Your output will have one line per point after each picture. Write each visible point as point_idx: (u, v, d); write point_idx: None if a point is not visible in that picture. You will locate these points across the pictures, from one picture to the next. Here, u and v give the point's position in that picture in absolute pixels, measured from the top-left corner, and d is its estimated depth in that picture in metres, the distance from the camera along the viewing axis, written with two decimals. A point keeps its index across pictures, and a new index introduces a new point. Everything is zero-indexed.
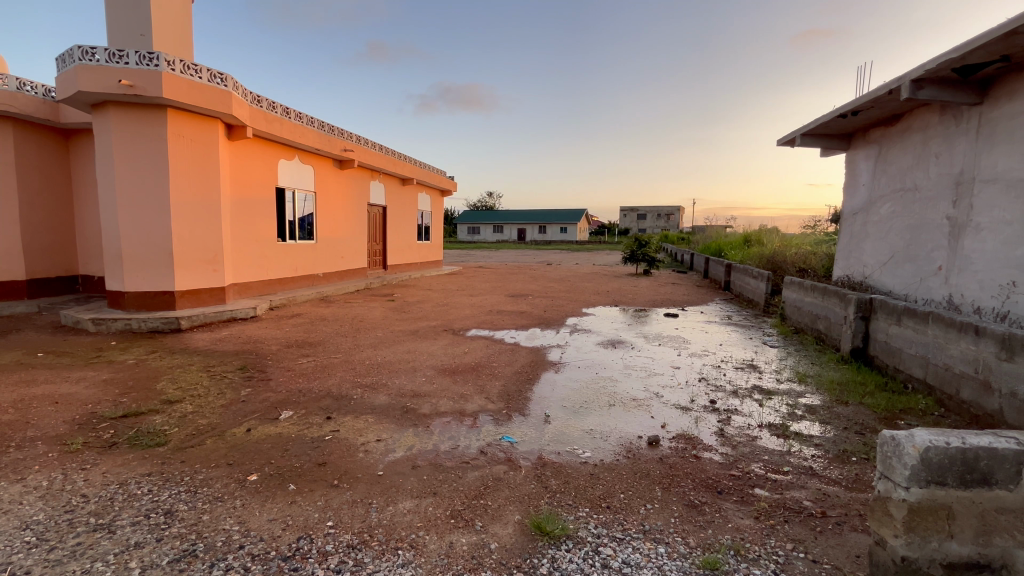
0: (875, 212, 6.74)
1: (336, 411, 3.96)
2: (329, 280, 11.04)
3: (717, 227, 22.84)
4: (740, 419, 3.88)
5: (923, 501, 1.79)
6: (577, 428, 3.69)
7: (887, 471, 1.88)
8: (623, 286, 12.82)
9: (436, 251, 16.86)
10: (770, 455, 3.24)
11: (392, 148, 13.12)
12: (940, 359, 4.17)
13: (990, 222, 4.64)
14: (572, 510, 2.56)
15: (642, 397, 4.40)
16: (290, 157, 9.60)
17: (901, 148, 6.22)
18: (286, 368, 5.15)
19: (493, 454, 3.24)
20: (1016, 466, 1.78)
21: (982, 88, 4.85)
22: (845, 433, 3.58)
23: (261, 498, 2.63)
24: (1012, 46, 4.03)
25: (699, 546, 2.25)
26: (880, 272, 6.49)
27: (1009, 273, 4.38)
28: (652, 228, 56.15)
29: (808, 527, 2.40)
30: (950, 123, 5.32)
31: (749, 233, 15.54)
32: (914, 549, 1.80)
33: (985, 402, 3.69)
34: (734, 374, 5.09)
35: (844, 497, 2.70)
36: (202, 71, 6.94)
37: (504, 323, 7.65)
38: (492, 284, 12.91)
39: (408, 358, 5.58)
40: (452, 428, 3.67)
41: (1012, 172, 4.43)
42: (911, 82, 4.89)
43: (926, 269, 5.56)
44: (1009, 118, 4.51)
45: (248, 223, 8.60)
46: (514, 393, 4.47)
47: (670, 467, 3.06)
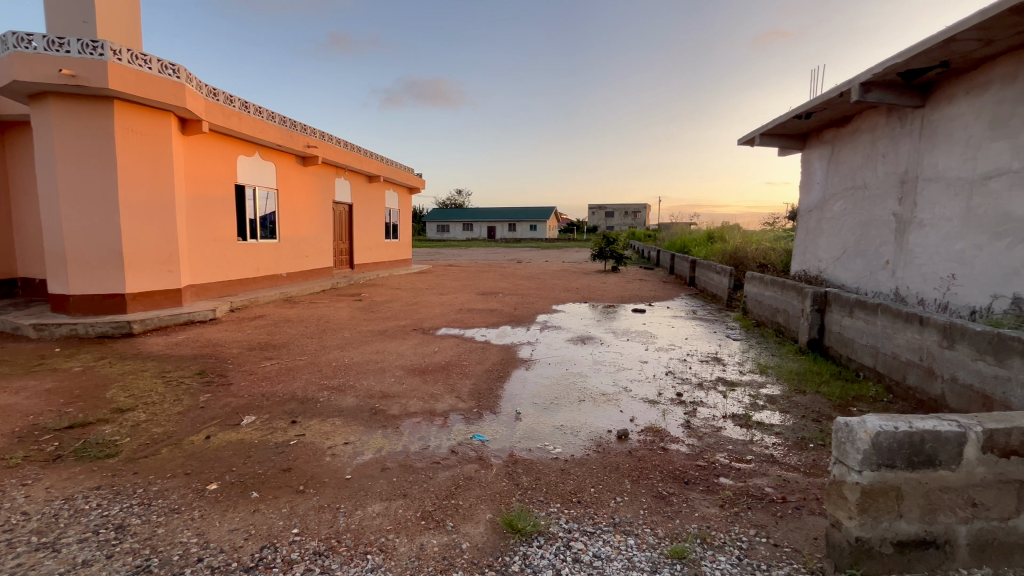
0: (829, 210, 7.05)
1: (302, 414, 3.84)
2: (292, 280, 10.71)
3: (683, 224, 23.25)
4: (706, 410, 3.99)
5: (874, 483, 1.88)
6: (547, 424, 3.71)
7: (842, 456, 1.96)
8: (591, 282, 13.01)
9: (404, 250, 16.63)
10: (734, 445, 3.35)
11: (357, 145, 12.83)
12: (889, 347, 4.39)
13: (932, 218, 4.93)
14: (543, 506, 2.57)
15: (611, 391, 4.47)
16: (249, 153, 9.24)
17: (853, 148, 6.51)
18: (248, 371, 4.96)
19: (464, 453, 3.22)
20: (956, 447, 1.88)
21: (924, 91, 5.13)
22: (803, 421, 3.73)
23: (222, 508, 2.53)
24: (952, 52, 4.27)
25: (668, 536, 2.30)
26: (833, 266, 6.81)
27: (950, 266, 4.67)
28: (619, 225, 57.12)
29: (769, 512, 2.49)
30: (896, 124, 5.61)
31: (713, 230, 15.94)
32: (866, 530, 1.88)
33: (929, 387, 3.91)
34: (699, 367, 5.23)
35: (803, 482, 2.81)
36: (152, 61, 6.57)
37: (475, 322, 7.60)
38: (461, 283, 12.85)
39: (377, 359, 5.47)
40: (422, 428, 3.62)
41: (951, 172, 4.72)
42: (859, 86, 5.13)
43: (875, 262, 5.86)
44: (949, 120, 4.79)
45: (206, 222, 8.26)
46: (484, 391, 4.44)
47: (639, 460, 3.11)
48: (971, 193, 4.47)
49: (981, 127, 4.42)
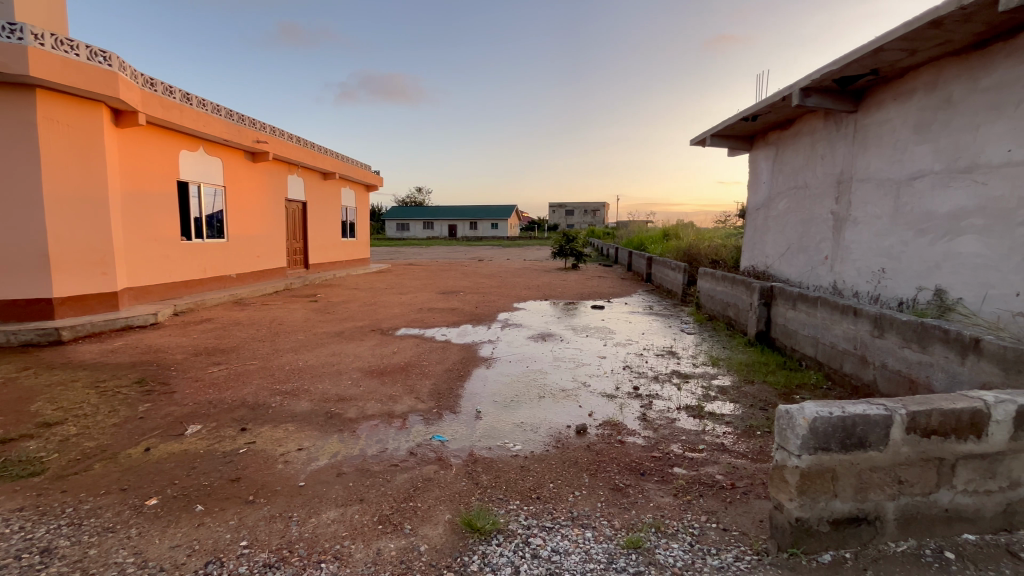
0: (774, 208, 7.41)
1: (252, 421, 3.68)
2: (242, 280, 10.23)
3: (639, 222, 23.83)
4: (661, 403, 4.11)
5: (811, 466, 1.99)
6: (508, 422, 3.72)
7: (783, 442, 2.06)
8: (552, 280, 13.14)
9: (362, 249, 16.23)
10: (687, 435, 3.47)
11: (311, 141, 12.40)
12: (828, 337, 4.67)
13: (865, 216, 5.27)
14: (502, 504, 2.57)
15: (570, 387, 4.53)
16: (193, 148, 8.75)
17: (795, 149, 6.87)
18: (194, 378, 4.71)
19: (423, 455, 3.18)
20: (884, 429, 2.01)
21: (857, 97, 5.48)
22: (751, 410, 3.92)
23: (162, 524, 2.38)
24: (881, 61, 4.58)
25: (624, 527, 2.35)
26: (779, 262, 7.16)
27: (881, 260, 5.02)
28: (579, 223, 57.97)
29: (719, 499, 2.59)
30: (832, 128, 5.96)
31: (668, 228, 16.43)
32: (805, 510, 1.99)
33: (862, 374, 4.18)
34: (655, 360, 5.38)
35: (750, 469, 2.95)
36: (80, 47, 6.10)
37: (435, 321, 7.50)
38: (421, 282, 12.68)
39: (333, 362, 5.30)
40: (380, 431, 3.55)
41: (881, 173, 5.06)
42: (800, 91, 5.42)
43: (815, 258, 6.22)
44: (879, 125, 5.14)
45: (145, 221, 7.77)
46: (445, 391, 4.40)
47: (597, 454, 3.17)
48: (898, 193, 4.81)
49: (906, 131, 4.76)
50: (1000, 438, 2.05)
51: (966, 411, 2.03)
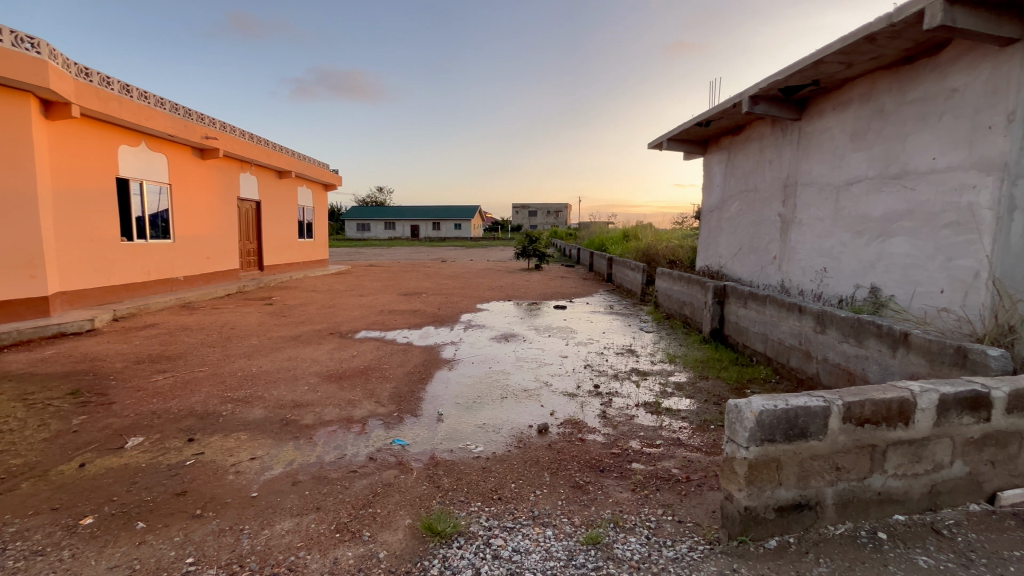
0: (726, 210, 7.72)
1: (201, 431, 3.51)
2: (190, 283, 9.73)
3: (600, 223, 24.28)
4: (620, 400, 4.21)
5: (758, 457, 2.08)
6: (470, 424, 3.71)
7: (733, 435, 2.15)
8: (515, 281, 13.19)
9: (320, 250, 15.78)
10: (645, 431, 3.56)
11: (264, 138, 11.94)
12: (776, 334, 4.91)
13: (809, 219, 5.57)
14: (464, 506, 2.56)
15: (533, 387, 4.56)
16: (134, 143, 8.26)
17: (745, 154, 7.18)
18: (136, 387, 4.44)
19: (383, 460, 3.12)
20: (823, 419, 2.13)
21: (800, 106, 5.79)
22: (705, 405, 4.07)
23: (98, 544, 2.23)
24: (821, 72, 4.86)
25: (583, 523, 2.39)
26: (731, 262, 7.47)
27: (823, 260, 5.32)
28: (542, 224, 58.47)
29: (675, 492, 2.68)
30: (779, 134, 6.27)
31: (628, 229, 16.82)
32: (752, 499, 2.09)
33: (807, 367, 4.42)
34: (615, 359, 5.50)
35: (704, 461, 3.06)
36: (4, 32, 5.64)
37: (396, 324, 7.38)
38: (382, 283, 12.44)
39: (289, 367, 5.13)
40: (338, 437, 3.46)
41: (823, 177, 5.37)
42: (749, 98, 5.67)
43: (764, 258, 6.52)
44: (820, 132, 5.45)
45: (80, 220, 7.27)
46: (406, 394, 4.33)
47: (558, 452, 3.21)
48: (838, 197, 5.12)
49: (844, 139, 5.07)
50: (926, 425, 2.22)
51: (895, 401, 2.19)
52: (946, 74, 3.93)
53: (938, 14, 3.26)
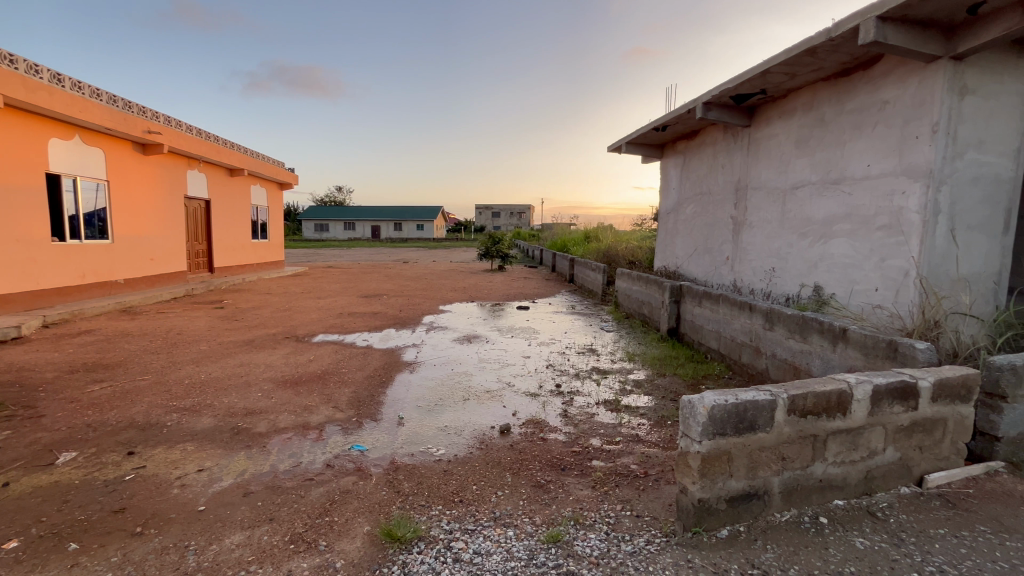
0: (683, 212, 7.98)
1: (143, 444, 3.30)
2: (132, 286, 9.16)
3: (563, 224, 24.58)
4: (581, 399, 4.27)
5: (710, 450, 2.16)
6: (431, 427, 3.66)
7: (686, 429, 2.22)
8: (478, 282, 13.16)
9: (276, 251, 15.21)
10: (605, 428, 3.63)
11: (214, 134, 11.40)
12: (728, 331, 5.11)
13: (758, 220, 5.84)
14: (424, 511, 2.53)
15: (495, 388, 4.56)
16: (67, 136, 7.69)
17: (699, 158, 7.45)
18: (69, 398, 4.13)
19: (341, 466, 3.04)
20: (769, 412, 2.23)
21: (750, 113, 6.06)
22: (663, 401, 4.19)
23: (23, 570, 2.06)
24: (768, 82, 5.10)
25: (544, 522, 2.41)
26: (687, 262, 7.72)
27: (771, 261, 5.59)
28: (505, 224, 58.61)
29: (634, 487, 2.74)
30: (731, 140, 6.54)
31: (589, 230, 17.10)
32: (705, 491, 2.17)
33: (756, 363, 4.63)
34: (576, 358, 5.57)
35: (661, 456, 3.15)
36: None
37: (356, 326, 7.21)
38: (341, 285, 12.11)
39: (241, 373, 4.91)
40: (293, 444, 3.34)
41: (771, 181, 5.63)
42: (702, 104, 5.88)
43: (718, 258, 6.78)
44: (768, 139, 5.72)
45: (5, 219, 6.71)
46: (365, 399, 4.24)
47: (520, 452, 3.22)
48: (784, 201, 5.39)
49: (789, 146, 5.35)
50: (861, 414, 2.36)
51: (834, 393, 2.32)
52: (878, 86, 4.21)
53: (872, 30, 3.49)
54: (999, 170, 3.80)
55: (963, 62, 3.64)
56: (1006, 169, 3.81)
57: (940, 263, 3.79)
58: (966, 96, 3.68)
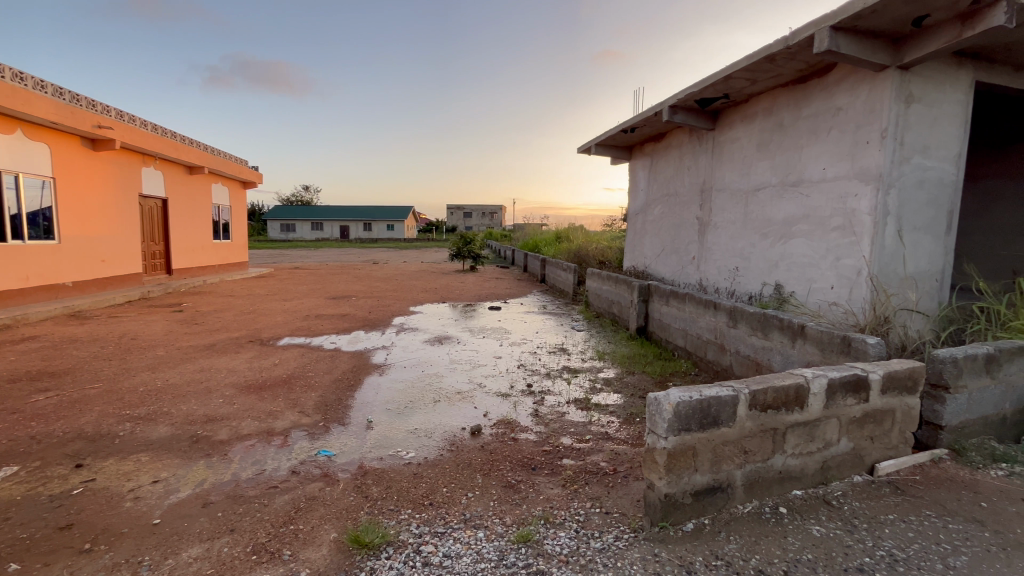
0: (650, 213, 8.13)
1: (93, 455, 3.13)
2: (81, 289, 8.68)
3: (534, 224, 24.69)
4: (552, 398, 4.30)
5: (676, 446, 2.21)
6: (401, 430, 3.61)
7: (653, 426, 2.26)
8: (450, 282, 13.07)
9: (239, 252, 14.71)
10: (575, 427, 3.66)
11: (171, 130, 10.92)
12: (694, 329, 5.24)
13: (722, 221, 6.01)
14: (393, 515, 2.49)
15: (466, 389, 4.54)
16: (7, 130, 7.23)
17: (666, 160, 7.61)
18: (10, 409, 3.87)
19: (307, 472, 2.96)
20: (732, 407, 2.30)
21: (714, 117, 6.23)
22: (631, 398, 4.26)
23: None
24: (731, 87, 5.26)
25: (515, 522, 2.41)
26: (655, 262, 7.88)
27: (735, 260, 5.76)
28: (477, 225, 58.44)
29: (603, 484, 2.78)
30: (696, 142, 6.71)
31: (560, 231, 17.25)
32: (671, 486, 2.21)
33: (721, 360, 4.76)
34: (547, 358, 5.60)
35: (630, 453, 3.20)
36: None
37: (323, 329, 7.04)
38: (308, 287, 11.82)
39: (201, 379, 4.72)
40: (257, 451, 3.23)
41: (734, 183, 5.81)
42: (669, 107, 6.01)
43: (684, 258, 6.95)
44: (731, 142, 5.90)
45: None
46: (333, 403, 4.14)
47: (490, 453, 3.22)
48: (746, 202, 5.57)
49: (751, 149, 5.53)
50: (817, 407, 2.46)
51: (792, 387, 2.41)
52: (833, 93, 4.40)
53: (826, 39, 3.64)
54: (942, 174, 4.03)
55: (909, 72, 3.84)
56: (948, 173, 4.05)
57: (890, 262, 3.99)
58: (912, 104, 3.89)
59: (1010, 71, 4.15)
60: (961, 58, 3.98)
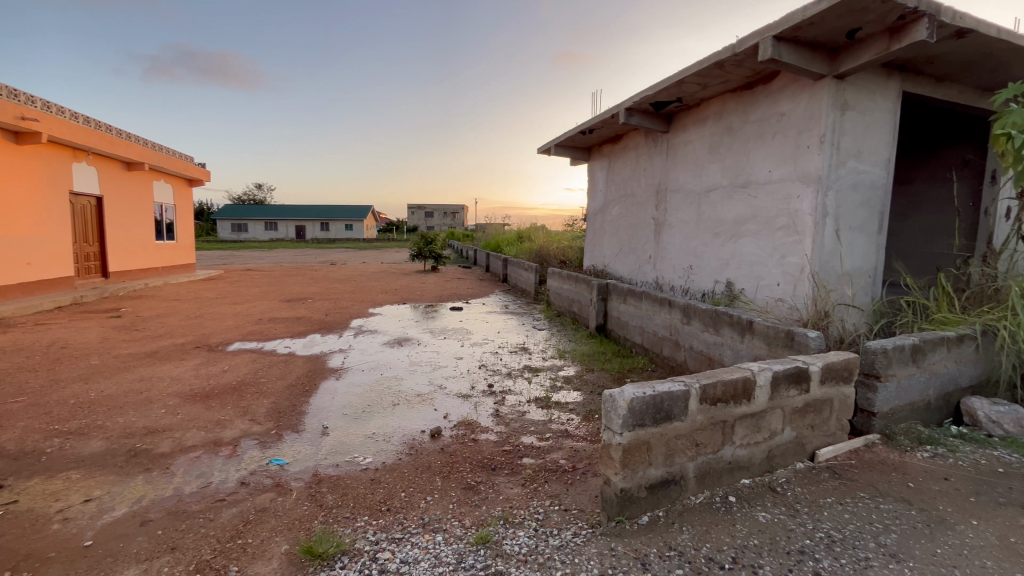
0: (609, 213, 8.29)
1: (15, 475, 2.88)
2: (3, 294, 7.99)
3: (496, 224, 24.70)
4: (513, 397, 4.31)
5: (630, 441, 2.26)
6: (358, 434, 3.53)
7: (609, 423, 2.30)
8: (410, 283, 12.87)
9: (185, 253, 13.95)
10: (536, 426, 3.68)
11: (106, 124, 10.22)
12: (651, 326, 5.38)
13: (677, 221, 6.20)
14: (349, 523, 2.42)
15: (426, 391, 4.48)
16: None
17: (623, 162, 7.78)
18: None
19: (257, 483, 2.84)
20: (684, 401, 2.37)
21: (668, 120, 6.41)
22: (590, 395, 4.33)
23: None
24: (683, 91, 5.43)
25: (474, 524, 2.39)
26: (614, 261, 8.05)
27: (688, 259, 5.96)
28: (438, 225, 57.80)
29: (562, 482, 2.81)
30: (651, 145, 6.89)
31: (522, 231, 17.32)
32: (626, 481, 2.26)
33: (676, 355, 4.91)
34: (508, 357, 5.61)
35: (589, 449, 3.25)
36: None
37: (277, 333, 6.77)
38: (261, 289, 11.34)
39: (140, 389, 4.43)
40: (202, 463, 3.07)
41: (687, 184, 6.00)
42: (625, 110, 6.14)
43: (642, 257, 7.12)
44: (684, 144, 6.09)
45: None
46: (286, 409, 3.99)
47: (450, 455, 3.19)
48: (699, 203, 5.78)
49: (703, 152, 5.73)
50: (763, 399, 2.58)
51: (740, 380, 2.51)
52: (776, 100, 4.62)
53: (769, 48, 3.81)
54: (873, 177, 4.31)
55: (844, 81, 4.09)
56: (879, 177, 4.33)
57: (829, 260, 4.23)
58: (847, 111, 4.13)
59: (932, 82, 4.48)
60: (889, 69, 4.26)
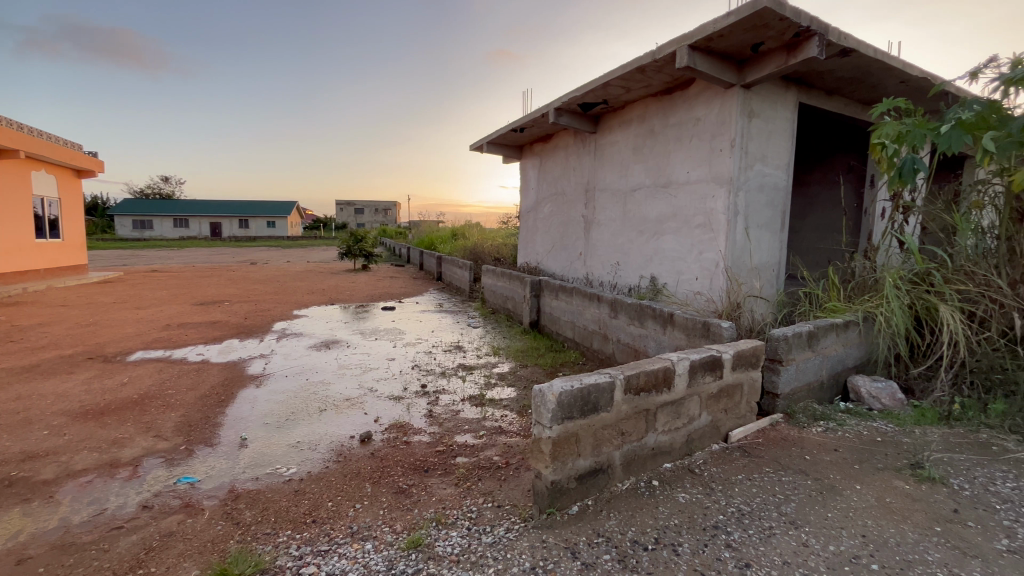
0: (541, 211, 8.43)
1: None
2: None
3: (429, 222, 24.31)
4: (446, 397, 4.26)
5: (560, 434, 2.31)
6: (281, 444, 3.32)
7: (539, 417, 2.33)
8: (339, 283, 12.34)
9: (74, 253, 12.41)
10: (469, 424, 3.67)
11: None
12: (582, 320, 5.54)
13: (605, 219, 6.43)
14: (269, 539, 2.27)
15: (355, 395, 4.31)
16: None
17: (554, 160, 7.94)
18: None
19: (164, 505, 2.59)
20: (609, 393, 2.46)
21: (595, 121, 6.61)
22: (524, 391, 4.38)
23: None
24: (608, 94, 5.63)
25: (405, 529, 2.33)
26: (547, 258, 8.19)
27: (616, 256, 6.20)
28: (369, 222, 55.78)
29: (496, 478, 2.82)
30: (580, 144, 7.08)
31: (456, 229, 17.17)
32: (557, 473, 2.31)
33: (605, 348, 5.10)
34: (442, 356, 5.54)
35: (521, 444, 3.29)
36: None
37: (187, 339, 6.22)
38: (168, 292, 10.34)
39: (16, 409, 3.88)
40: (97, 488, 2.74)
41: (614, 184, 6.24)
42: (555, 110, 6.25)
43: (572, 254, 7.31)
44: (610, 145, 6.32)
45: None
46: (197, 423, 3.67)
47: (381, 460, 3.09)
48: (624, 202, 6.02)
49: (628, 152, 5.97)
50: (682, 387, 2.74)
51: (661, 370, 2.65)
52: (693, 105, 4.92)
53: (685, 56, 4.04)
54: (776, 179, 4.73)
55: (750, 90, 4.43)
56: (781, 179, 4.76)
57: (740, 255, 4.58)
58: (753, 118, 4.49)
59: (823, 95, 4.98)
60: (787, 81, 4.68)
